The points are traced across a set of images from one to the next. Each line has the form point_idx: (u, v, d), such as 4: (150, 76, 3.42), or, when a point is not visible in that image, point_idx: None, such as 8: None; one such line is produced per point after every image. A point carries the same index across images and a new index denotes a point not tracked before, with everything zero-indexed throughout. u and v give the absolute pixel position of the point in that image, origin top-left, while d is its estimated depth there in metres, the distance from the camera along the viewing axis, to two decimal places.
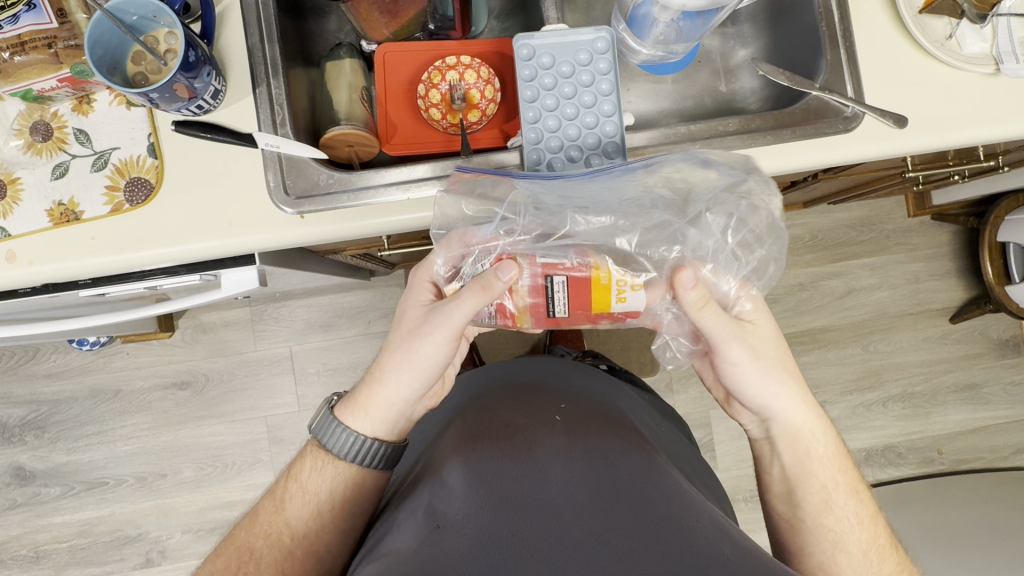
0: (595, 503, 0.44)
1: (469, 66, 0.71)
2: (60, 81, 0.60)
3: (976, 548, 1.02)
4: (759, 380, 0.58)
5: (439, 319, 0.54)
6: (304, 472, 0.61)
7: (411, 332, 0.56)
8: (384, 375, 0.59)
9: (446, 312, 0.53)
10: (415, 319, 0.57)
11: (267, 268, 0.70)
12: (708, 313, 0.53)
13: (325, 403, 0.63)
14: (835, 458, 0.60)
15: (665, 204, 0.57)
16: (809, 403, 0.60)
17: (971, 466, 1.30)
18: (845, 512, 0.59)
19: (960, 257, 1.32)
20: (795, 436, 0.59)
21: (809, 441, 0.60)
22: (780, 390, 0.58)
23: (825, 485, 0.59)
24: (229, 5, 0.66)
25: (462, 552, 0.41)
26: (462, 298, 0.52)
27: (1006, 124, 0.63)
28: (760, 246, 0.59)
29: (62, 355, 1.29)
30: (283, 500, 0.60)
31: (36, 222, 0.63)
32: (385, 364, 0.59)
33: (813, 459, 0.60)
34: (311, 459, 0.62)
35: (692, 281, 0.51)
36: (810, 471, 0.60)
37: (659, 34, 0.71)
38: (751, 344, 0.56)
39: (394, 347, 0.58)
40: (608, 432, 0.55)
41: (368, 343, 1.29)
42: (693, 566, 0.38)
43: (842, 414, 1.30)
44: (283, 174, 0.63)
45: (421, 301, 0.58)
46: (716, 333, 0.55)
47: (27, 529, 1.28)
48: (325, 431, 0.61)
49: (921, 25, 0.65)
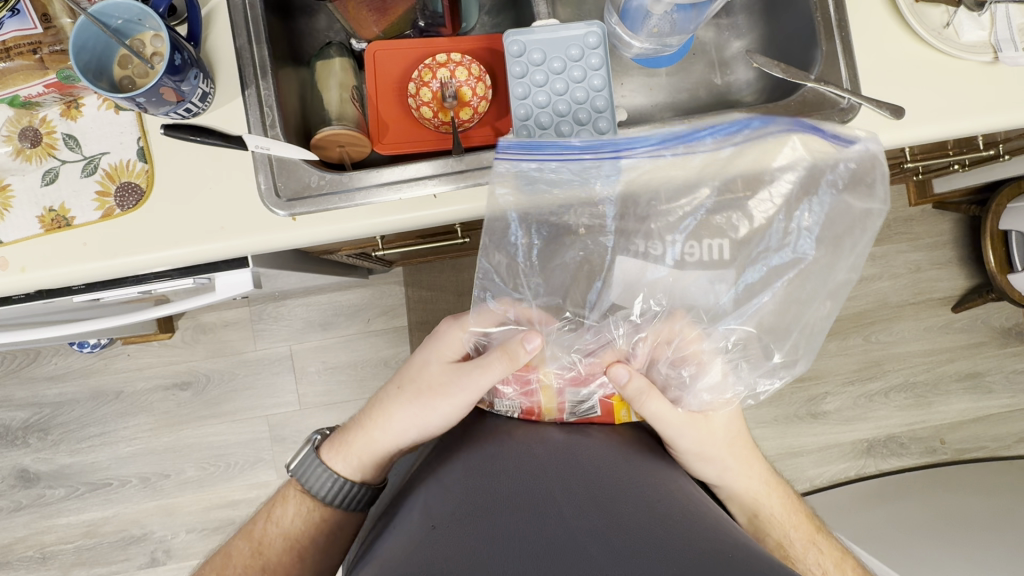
0: (594, 504, 0.44)
1: (460, 63, 0.69)
2: (46, 87, 0.60)
3: (992, 529, 1.03)
4: (705, 463, 0.58)
5: (464, 382, 0.56)
6: (285, 515, 0.62)
7: (432, 387, 0.58)
8: (390, 421, 0.60)
9: (472, 376, 0.56)
10: (437, 373, 0.58)
11: (262, 270, 0.72)
12: (654, 405, 0.55)
13: (308, 443, 0.65)
14: (788, 516, 0.61)
15: (733, 246, 0.55)
16: (752, 469, 0.61)
17: (974, 456, 1.29)
18: (805, 564, 0.60)
19: (962, 245, 1.31)
20: (743, 501, 0.60)
21: (757, 505, 0.60)
22: (724, 466, 0.59)
23: (781, 541, 0.59)
24: (215, 6, 0.65)
25: (457, 550, 0.40)
26: (490, 363, 0.55)
27: (1006, 113, 0.62)
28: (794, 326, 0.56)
29: (63, 358, 1.30)
30: (261, 543, 0.61)
31: (27, 228, 0.62)
32: (397, 413, 0.60)
33: (763, 520, 0.60)
34: (294, 500, 0.63)
35: (626, 375, 0.54)
36: (764, 531, 0.60)
37: (653, 26, 0.69)
38: (699, 433, 0.57)
39: (407, 401, 0.59)
40: (612, 442, 0.53)
41: (368, 341, 1.29)
42: (697, 562, 0.37)
43: (844, 405, 1.30)
44: (275, 176, 0.62)
45: (445, 356, 0.59)
46: (664, 427, 0.56)
47: (33, 530, 1.29)
48: (307, 472, 0.62)
49: (918, 14, 0.64)
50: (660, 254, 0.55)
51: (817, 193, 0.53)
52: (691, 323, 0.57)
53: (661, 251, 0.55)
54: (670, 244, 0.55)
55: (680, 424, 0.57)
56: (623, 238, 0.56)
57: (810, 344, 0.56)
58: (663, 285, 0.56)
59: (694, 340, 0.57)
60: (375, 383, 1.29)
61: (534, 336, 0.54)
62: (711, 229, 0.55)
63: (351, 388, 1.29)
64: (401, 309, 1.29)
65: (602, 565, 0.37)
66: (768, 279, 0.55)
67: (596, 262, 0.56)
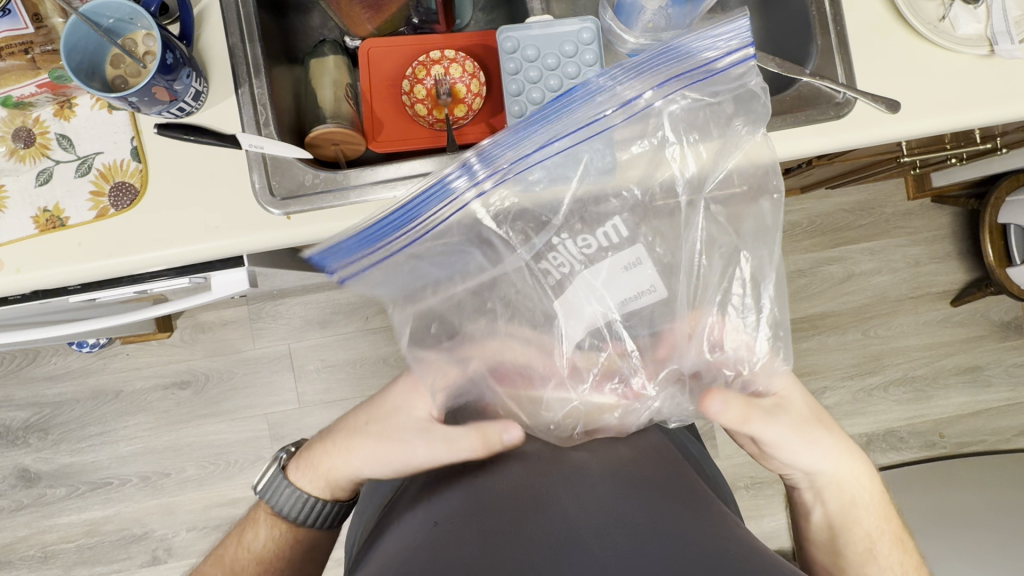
0: (592, 501, 0.45)
1: (454, 60, 0.68)
2: (39, 87, 0.61)
3: (990, 528, 1.04)
4: (806, 448, 0.57)
5: (432, 455, 0.54)
6: (257, 538, 0.62)
7: (396, 447, 0.56)
8: (353, 460, 0.59)
9: (441, 450, 0.53)
10: (400, 432, 0.56)
11: (255, 269, 0.70)
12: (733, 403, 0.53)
13: (273, 462, 0.65)
14: (878, 505, 0.60)
15: (630, 221, 0.48)
16: (848, 448, 0.59)
17: (972, 449, 1.29)
18: (887, 562, 0.58)
19: (961, 238, 1.31)
20: (841, 487, 0.59)
21: (855, 490, 0.59)
22: (825, 453, 0.58)
23: (869, 533, 0.59)
24: (208, 5, 0.65)
25: (461, 547, 0.41)
26: (462, 445, 0.52)
27: (1001, 106, 0.62)
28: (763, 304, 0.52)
29: (62, 358, 1.30)
30: (233, 568, 0.60)
31: (22, 229, 0.62)
32: (359, 454, 0.58)
33: (858, 506, 0.59)
34: (264, 523, 0.63)
35: (725, 405, 0.53)
36: (854, 518, 0.59)
37: (647, 21, 0.69)
38: (790, 420, 0.56)
39: (372, 446, 0.57)
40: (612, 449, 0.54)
41: (367, 339, 1.29)
42: (695, 563, 0.38)
43: (843, 399, 1.30)
44: (269, 175, 0.62)
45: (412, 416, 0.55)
46: (746, 420, 0.54)
47: (36, 529, 1.29)
48: (274, 491, 0.62)
49: (913, 7, 0.64)
50: (573, 257, 0.48)
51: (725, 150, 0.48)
52: (699, 325, 0.53)
53: (570, 265, 0.48)
54: (566, 247, 0.47)
55: (768, 419, 0.55)
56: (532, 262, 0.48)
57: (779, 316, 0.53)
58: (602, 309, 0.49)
59: (728, 332, 0.53)
60: (375, 380, 1.29)
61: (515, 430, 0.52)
62: (603, 214, 0.48)
63: (351, 386, 1.29)
64: None
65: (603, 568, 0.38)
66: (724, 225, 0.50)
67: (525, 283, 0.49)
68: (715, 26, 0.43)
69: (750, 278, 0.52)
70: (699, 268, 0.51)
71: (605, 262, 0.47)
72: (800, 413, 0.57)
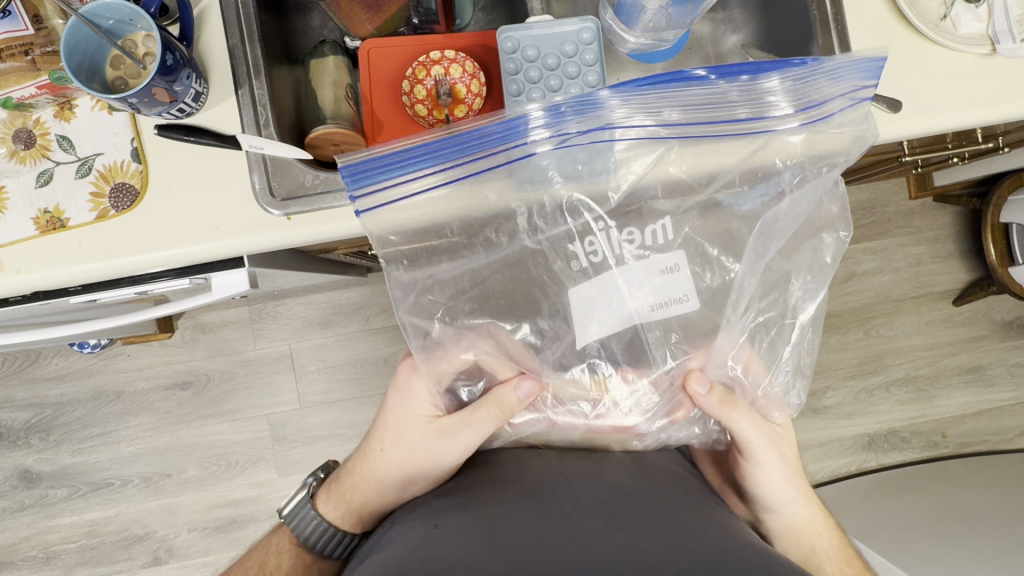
0: (594, 504, 0.45)
1: (454, 60, 0.67)
2: (39, 88, 0.61)
3: (992, 526, 1.02)
4: (779, 483, 0.61)
5: (451, 445, 0.57)
6: (280, 565, 0.62)
7: (416, 454, 0.59)
8: (377, 482, 0.61)
9: (461, 437, 0.57)
10: (419, 438, 0.59)
11: (256, 270, 0.71)
12: (737, 411, 0.58)
13: (302, 488, 0.67)
14: (838, 554, 0.63)
15: (678, 226, 0.54)
16: (813, 509, 0.63)
17: (974, 449, 1.29)
18: None
19: (963, 238, 1.30)
20: (800, 535, 0.62)
21: (814, 537, 0.63)
22: (793, 495, 0.62)
23: None
24: (208, 6, 0.65)
25: (460, 546, 0.41)
26: (478, 421, 0.56)
27: (1004, 105, 0.62)
28: (792, 335, 0.58)
29: (64, 358, 1.30)
30: None
31: (23, 230, 0.62)
32: (383, 474, 0.61)
33: (819, 554, 0.62)
34: (290, 550, 0.63)
35: (705, 387, 0.56)
36: (816, 564, 0.62)
37: (648, 21, 0.69)
38: (779, 448, 0.61)
39: (394, 464, 0.60)
40: (622, 460, 0.54)
41: (367, 340, 1.29)
42: (698, 564, 0.38)
43: (844, 400, 1.29)
44: (269, 176, 0.62)
45: (424, 416, 0.60)
46: (751, 435, 0.59)
47: (38, 530, 1.29)
48: (300, 519, 0.64)
49: (913, 6, 0.63)
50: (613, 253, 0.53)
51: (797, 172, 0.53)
52: (722, 343, 0.57)
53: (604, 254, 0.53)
54: (608, 240, 0.53)
55: (760, 433, 0.60)
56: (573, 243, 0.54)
57: (806, 363, 0.60)
58: (634, 298, 0.52)
59: (750, 359, 0.59)
60: (375, 381, 1.29)
61: (528, 387, 0.57)
62: (655, 212, 0.54)
63: (351, 386, 1.29)
64: None
65: (605, 564, 0.38)
66: (749, 252, 0.55)
67: (557, 263, 0.54)
68: (863, 60, 0.48)
69: (791, 305, 0.57)
70: (747, 281, 0.56)
71: (654, 257, 0.53)
72: (789, 449, 0.62)
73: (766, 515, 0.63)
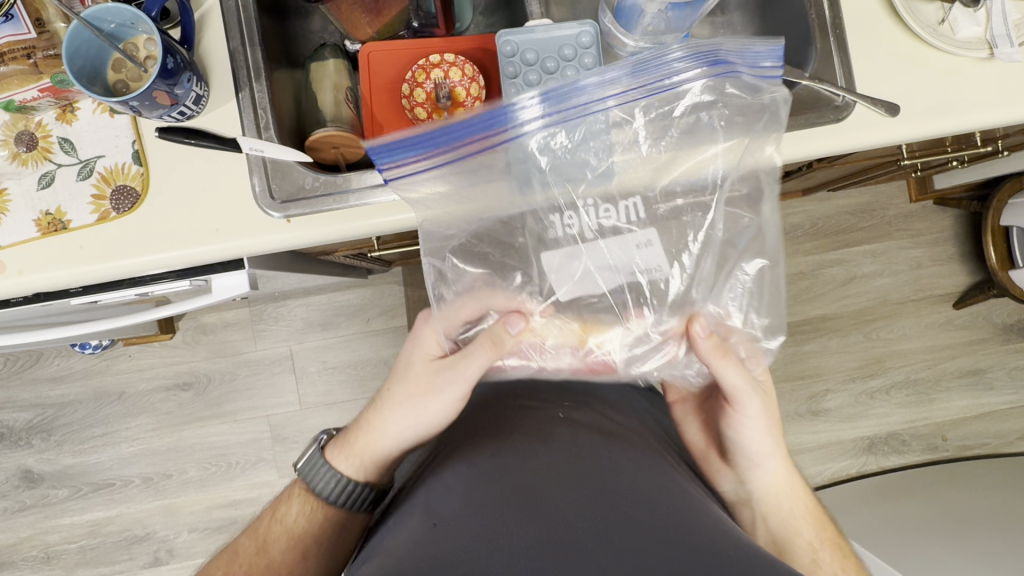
0: (593, 500, 0.45)
1: (454, 63, 0.68)
2: (41, 91, 0.62)
3: (993, 530, 1.02)
4: (759, 436, 0.61)
5: (451, 376, 0.57)
6: (289, 513, 0.62)
7: (418, 388, 0.58)
8: (381, 426, 0.60)
9: (460, 370, 0.57)
10: (422, 372, 0.59)
11: (256, 271, 0.71)
12: (727, 361, 0.56)
13: (314, 442, 0.65)
14: (813, 517, 0.62)
15: (647, 203, 0.55)
16: (793, 469, 0.63)
17: (975, 453, 1.29)
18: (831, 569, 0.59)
19: (964, 241, 1.30)
20: (778, 495, 0.62)
21: (790, 500, 0.62)
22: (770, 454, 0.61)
23: (810, 545, 0.60)
24: (208, 9, 0.65)
25: (458, 547, 0.41)
26: (475, 352, 0.56)
27: (1002, 109, 0.62)
28: (768, 285, 0.57)
29: (65, 359, 1.30)
30: (265, 540, 0.60)
31: (24, 231, 0.63)
32: (386, 416, 0.60)
33: (797, 518, 0.61)
34: (299, 499, 0.63)
35: (706, 329, 0.55)
36: (793, 531, 0.61)
37: (647, 26, 0.68)
38: (763, 400, 0.60)
39: (398, 402, 0.59)
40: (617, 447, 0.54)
41: (368, 342, 1.30)
42: (696, 562, 0.38)
43: (845, 403, 1.29)
44: (269, 178, 0.62)
45: (428, 355, 0.60)
46: (736, 384, 0.57)
47: (39, 530, 1.30)
48: (312, 471, 0.62)
49: (911, 11, 0.63)
50: (587, 224, 0.55)
51: (749, 152, 0.54)
52: (699, 296, 0.57)
53: (580, 227, 0.55)
54: (586, 214, 0.55)
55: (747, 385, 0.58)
56: (549, 221, 0.55)
57: (782, 307, 0.57)
58: (615, 263, 0.55)
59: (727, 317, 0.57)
60: (376, 383, 1.29)
61: (518, 320, 0.56)
62: (626, 192, 0.55)
63: (352, 388, 1.29)
64: (401, 309, 1.29)
65: (601, 565, 0.38)
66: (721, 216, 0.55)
67: (533, 229, 0.56)
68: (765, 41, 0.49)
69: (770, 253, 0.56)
70: (720, 229, 0.56)
71: (624, 237, 0.55)
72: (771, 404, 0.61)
73: (747, 473, 0.62)
